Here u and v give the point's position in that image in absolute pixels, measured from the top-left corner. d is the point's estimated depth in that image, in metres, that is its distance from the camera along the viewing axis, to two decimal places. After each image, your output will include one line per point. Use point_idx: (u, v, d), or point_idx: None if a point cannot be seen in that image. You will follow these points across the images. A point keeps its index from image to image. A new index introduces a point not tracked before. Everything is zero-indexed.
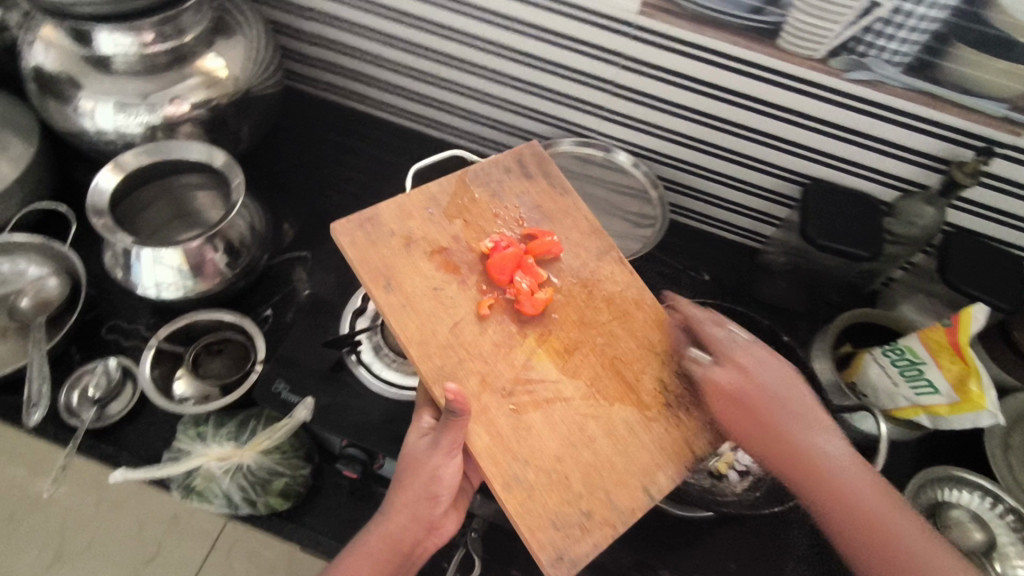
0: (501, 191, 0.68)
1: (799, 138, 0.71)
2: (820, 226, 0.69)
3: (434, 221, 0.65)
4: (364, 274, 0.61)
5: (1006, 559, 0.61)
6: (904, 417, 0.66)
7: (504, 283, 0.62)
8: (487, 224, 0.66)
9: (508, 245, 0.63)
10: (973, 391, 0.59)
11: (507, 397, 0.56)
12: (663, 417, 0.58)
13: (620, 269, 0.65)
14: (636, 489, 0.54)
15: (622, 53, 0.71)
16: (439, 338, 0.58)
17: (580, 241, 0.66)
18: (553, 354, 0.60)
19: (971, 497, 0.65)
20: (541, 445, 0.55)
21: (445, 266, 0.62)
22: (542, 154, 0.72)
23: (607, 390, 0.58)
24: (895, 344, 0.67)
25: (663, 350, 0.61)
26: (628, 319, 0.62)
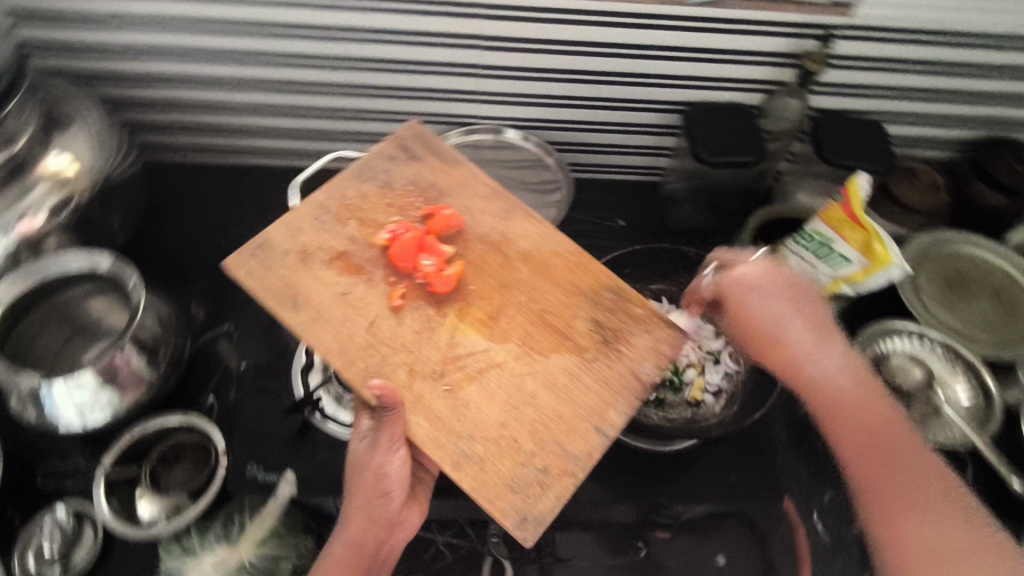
0: (392, 179, 0.68)
1: (666, 70, 0.75)
2: (708, 145, 0.73)
3: (327, 228, 0.64)
4: (268, 298, 0.59)
5: (947, 385, 0.69)
6: (830, 293, 0.73)
7: (411, 269, 0.62)
8: (384, 217, 0.65)
9: (406, 232, 0.63)
10: (880, 252, 0.65)
11: (439, 379, 0.57)
12: (601, 353, 0.61)
13: (534, 229, 0.66)
14: (585, 430, 0.57)
15: (482, 35, 0.71)
16: (357, 339, 0.58)
17: (483, 208, 0.67)
18: (477, 325, 0.60)
19: (904, 340, 0.73)
20: (483, 416, 0.56)
21: (348, 269, 0.62)
22: (423, 133, 0.72)
23: (539, 344, 0.60)
24: (802, 231, 0.72)
25: (588, 291, 0.64)
26: (544, 270, 0.64)
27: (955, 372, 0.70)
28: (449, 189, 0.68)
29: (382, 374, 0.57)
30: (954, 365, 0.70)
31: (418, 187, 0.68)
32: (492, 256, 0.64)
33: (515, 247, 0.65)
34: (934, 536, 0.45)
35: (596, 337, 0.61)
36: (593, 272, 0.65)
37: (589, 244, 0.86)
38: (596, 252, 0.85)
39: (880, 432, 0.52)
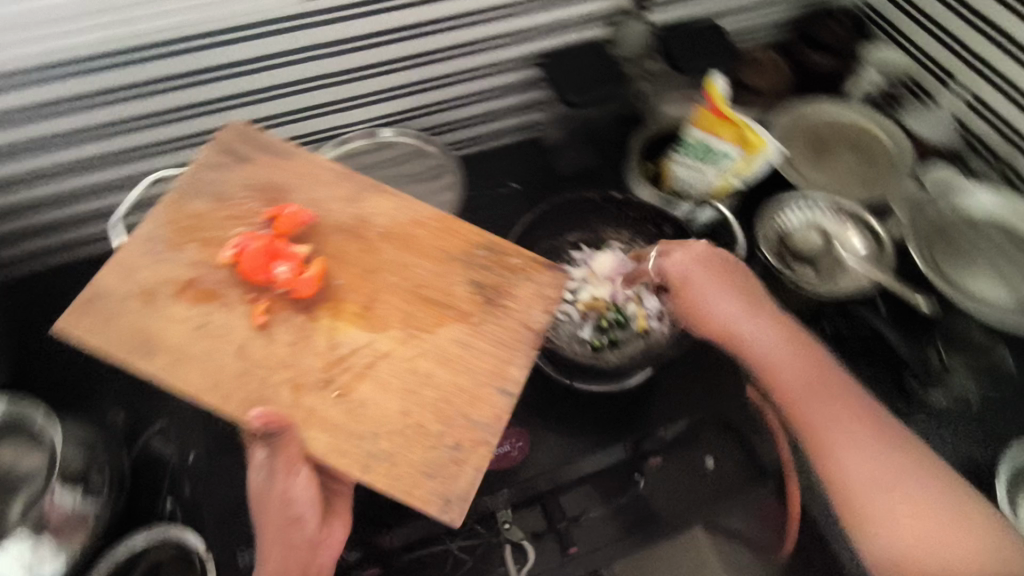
0: (227, 188, 0.62)
1: (505, 29, 0.78)
2: (572, 86, 0.76)
3: (163, 260, 0.57)
4: (120, 352, 0.53)
5: (842, 238, 0.76)
6: (722, 192, 0.77)
7: (266, 280, 0.57)
8: (226, 232, 0.59)
9: (253, 242, 0.57)
10: (751, 138, 0.70)
11: (328, 387, 0.54)
12: (486, 315, 0.59)
13: (415, 210, 0.64)
14: (487, 393, 0.55)
15: (324, 43, 0.70)
16: (229, 369, 0.53)
17: (320, 191, 0.63)
18: (355, 318, 0.57)
19: (794, 210, 0.78)
20: (380, 409, 0.53)
21: (198, 298, 0.56)
22: (246, 131, 0.65)
23: (421, 322, 0.58)
24: (682, 142, 0.75)
25: (458, 254, 0.62)
26: (408, 243, 0.61)
27: (845, 224, 0.77)
28: (288, 184, 0.63)
29: (268, 398, 0.52)
30: (841, 219, 0.77)
31: (253, 191, 0.62)
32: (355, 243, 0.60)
33: (371, 224, 0.62)
34: (881, 486, 0.53)
35: (478, 297, 0.60)
36: (459, 233, 0.63)
37: (494, 216, 0.85)
38: (503, 222, 0.85)
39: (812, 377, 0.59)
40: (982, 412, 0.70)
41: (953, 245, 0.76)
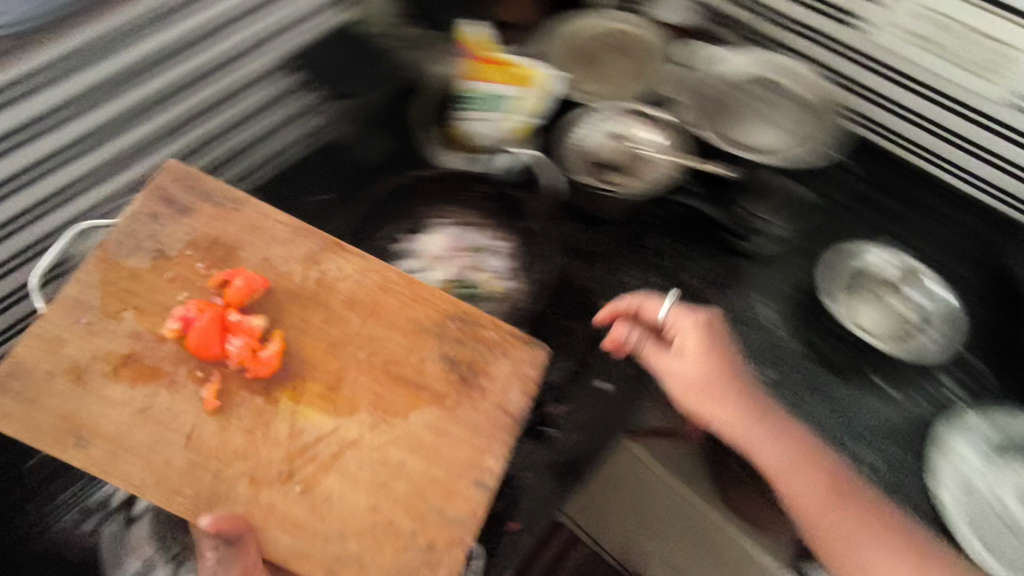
0: (164, 245, 0.58)
1: (257, 26, 0.71)
2: (330, 82, 0.79)
3: (96, 330, 0.54)
4: (43, 445, 0.50)
5: (638, 137, 0.79)
6: (522, 133, 0.77)
7: (221, 355, 0.55)
8: (165, 300, 0.56)
9: (196, 313, 0.55)
10: (523, 72, 0.76)
11: (289, 481, 0.52)
12: (461, 397, 0.58)
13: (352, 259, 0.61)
14: (464, 489, 0.55)
15: (48, 101, 0.58)
16: (176, 461, 0.51)
17: (269, 249, 0.60)
18: (320, 402, 0.55)
19: (590, 125, 0.79)
20: (347, 505, 0.53)
21: (139, 377, 0.53)
22: (186, 168, 0.61)
23: (392, 406, 0.56)
24: (464, 100, 0.77)
25: (433, 324, 0.60)
26: (376, 311, 0.60)
27: (637, 124, 0.80)
28: (216, 243, 0.59)
29: (221, 497, 0.51)
30: (632, 120, 0.80)
31: (171, 260, 0.57)
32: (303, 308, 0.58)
33: (330, 284, 0.60)
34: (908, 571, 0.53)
35: (453, 378, 0.59)
36: (434, 303, 0.61)
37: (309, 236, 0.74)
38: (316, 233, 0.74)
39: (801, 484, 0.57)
40: (801, 242, 0.78)
41: (726, 109, 0.83)
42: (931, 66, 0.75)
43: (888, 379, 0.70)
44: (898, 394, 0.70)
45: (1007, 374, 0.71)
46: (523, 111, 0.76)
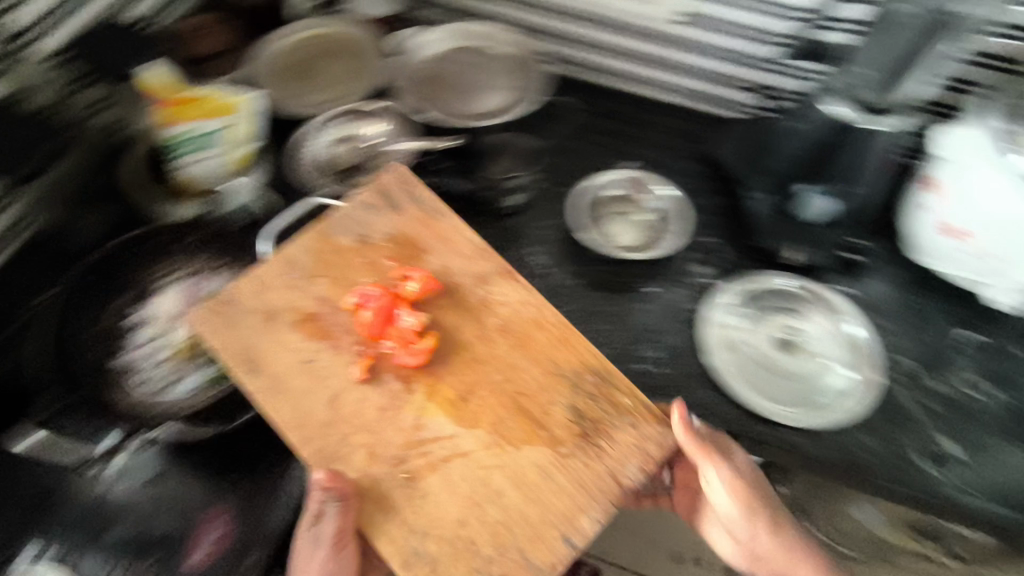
0: (333, 234, 0.66)
1: None
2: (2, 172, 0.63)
3: (297, 286, 0.63)
4: (225, 356, 0.60)
5: (362, 136, 0.79)
6: (246, 158, 0.75)
7: (382, 337, 0.62)
8: (321, 288, 0.64)
9: (374, 299, 0.62)
10: (223, 99, 0.71)
11: (399, 467, 0.57)
12: (579, 449, 0.59)
13: (509, 293, 0.65)
14: (553, 539, 0.56)
15: None
16: (318, 416, 0.59)
17: (408, 264, 0.65)
18: (446, 405, 0.60)
19: (314, 137, 0.79)
20: (441, 511, 0.56)
21: (311, 333, 0.62)
22: (404, 175, 0.69)
23: (510, 434, 0.59)
24: (172, 147, 0.71)
25: (574, 375, 0.62)
26: (525, 344, 0.63)
27: (361, 124, 0.80)
28: (336, 273, 0.64)
29: (339, 457, 0.57)
30: (352, 121, 0.80)
31: (302, 310, 0.63)
32: (440, 313, 0.63)
33: (491, 304, 0.64)
34: None
35: (577, 432, 0.60)
36: (579, 353, 0.63)
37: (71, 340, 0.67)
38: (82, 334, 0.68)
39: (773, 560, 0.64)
40: (541, 189, 0.83)
41: (444, 87, 0.86)
42: (596, 2, 0.83)
43: (650, 280, 0.78)
44: (660, 291, 0.78)
45: (739, 243, 0.82)
46: (240, 139, 0.73)
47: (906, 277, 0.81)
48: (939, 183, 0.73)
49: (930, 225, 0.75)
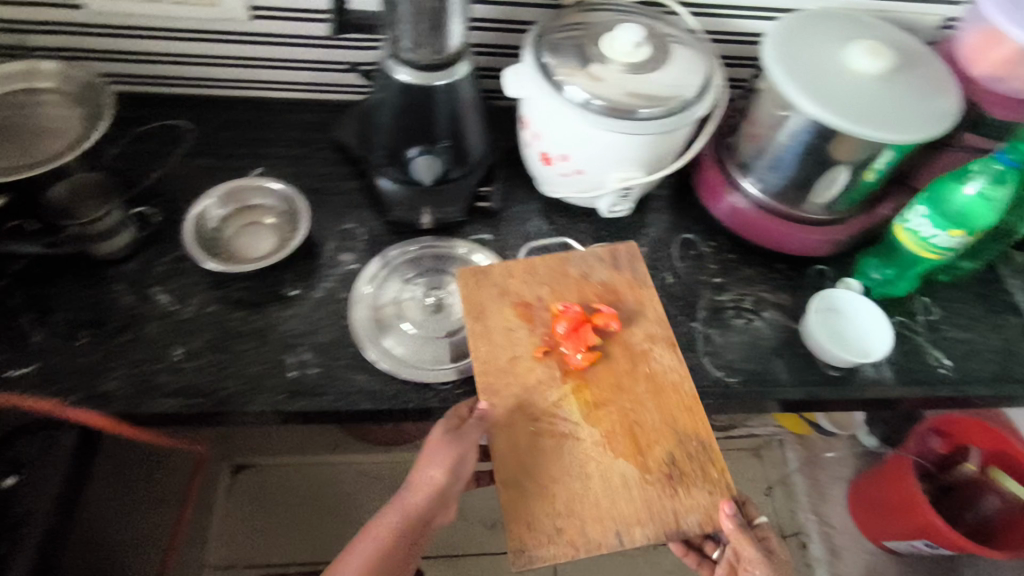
0: (605, 279, 0.77)
1: None
2: None
3: (523, 284, 0.75)
4: (466, 301, 0.74)
5: None
6: None
7: (565, 338, 0.71)
8: (611, 294, 0.76)
9: (569, 313, 0.72)
10: None
11: (534, 421, 0.67)
12: (661, 484, 0.65)
13: (641, 361, 0.71)
14: (610, 530, 0.62)
15: None
16: (499, 365, 0.70)
17: (615, 297, 0.76)
18: (586, 404, 0.68)
19: None
20: (544, 464, 0.65)
21: (523, 315, 0.73)
22: (633, 249, 0.79)
23: (617, 445, 0.67)
24: None
25: (682, 429, 0.68)
26: (657, 391, 0.70)
27: None
28: (558, 281, 0.76)
29: (498, 389, 0.69)
30: None
31: (529, 302, 0.75)
32: (644, 329, 0.74)
33: (652, 367, 0.71)
34: None
35: (666, 473, 0.66)
36: (694, 414, 0.69)
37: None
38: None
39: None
40: (142, 230, 0.78)
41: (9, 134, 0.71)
42: (173, 15, 0.78)
43: (298, 280, 0.76)
44: (303, 292, 0.75)
45: (380, 220, 0.83)
46: None
47: (537, 208, 0.87)
48: (528, 121, 0.79)
49: (537, 157, 0.80)
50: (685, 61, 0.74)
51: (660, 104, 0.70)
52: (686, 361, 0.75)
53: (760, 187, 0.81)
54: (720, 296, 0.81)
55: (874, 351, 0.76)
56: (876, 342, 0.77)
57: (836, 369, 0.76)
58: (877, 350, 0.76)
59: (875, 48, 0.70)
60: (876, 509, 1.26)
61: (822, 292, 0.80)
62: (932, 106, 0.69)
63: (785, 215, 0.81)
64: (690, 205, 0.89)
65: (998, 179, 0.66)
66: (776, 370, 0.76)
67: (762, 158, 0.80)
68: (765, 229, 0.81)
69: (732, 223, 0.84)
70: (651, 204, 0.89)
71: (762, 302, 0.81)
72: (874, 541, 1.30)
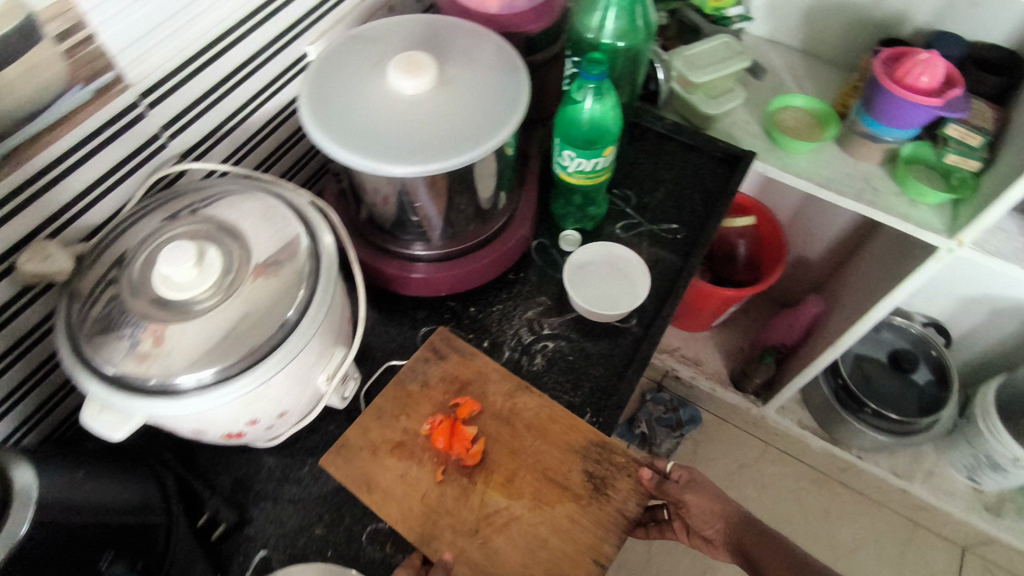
0: (430, 375, 0.68)
1: None
2: None
3: (379, 429, 0.65)
4: (347, 479, 0.62)
5: None
6: None
7: (449, 448, 0.64)
8: (445, 381, 0.68)
9: (439, 424, 0.65)
10: None
11: (473, 533, 0.60)
12: (594, 499, 0.62)
13: (513, 416, 0.66)
14: (586, 563, 0.59)
15: None
16: (416, 511, 0.61)
17: (449, 377, 0.68)
18: (500, 486, 0.62)
19: None
20: (504, 560, 0.59)
21: (401, 453, 0.64)
22: (444, 330, 0.72)
23: (544, 497, 0.62)
24: None
25: (578, 445, 0.65)
26: (543, 431, 0.65)
27: None
28: (403, 401, 0.67)
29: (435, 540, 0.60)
30: None
31: (401, 440, 0.65)
32: (496, 378, 0.68)
33: (521, 416, 0.66)
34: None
35: (590, 487, 0.62)
36: (577, 429, 0.65)
37: None
38: None
39: (764, 564, 0.62)
40: None
41: None
42: None
43: None
44: None
45: None
46: None
47: (273, 464, 0.66)
48: (174, 427, 0.54)
49: (222, 439, 0.59)
50: (260, 219, 0.57)
51: (301, 284, 0.54)
52: (538, 435, 0.65)
53: (436, 242, 0.73)
54: (502, 356, 0.73)
55: (637, 280, 0.78)
56: (632, 272, 0.78)
57: (629, 320, 0.76)
58: (641, 281, 0.77)
59: (410, 63, 0.62)
60: (687, 313, 1.39)
61: (566, 265, 0.78)
62: (503, 76, 0.65)
63: (478, 246, 0.74)
64: (397, 305, 0.76)
65: (599, 93, 0.68)
66: (602, 368, 0.72)
67: (418, 219, 0.70)
68: (471, 275, 0.74)
69: (440, 291, 0.75)
70: (366, 335, 0.74)
71: (535, 323, 0.75)
72: (699, 330, 1.46)
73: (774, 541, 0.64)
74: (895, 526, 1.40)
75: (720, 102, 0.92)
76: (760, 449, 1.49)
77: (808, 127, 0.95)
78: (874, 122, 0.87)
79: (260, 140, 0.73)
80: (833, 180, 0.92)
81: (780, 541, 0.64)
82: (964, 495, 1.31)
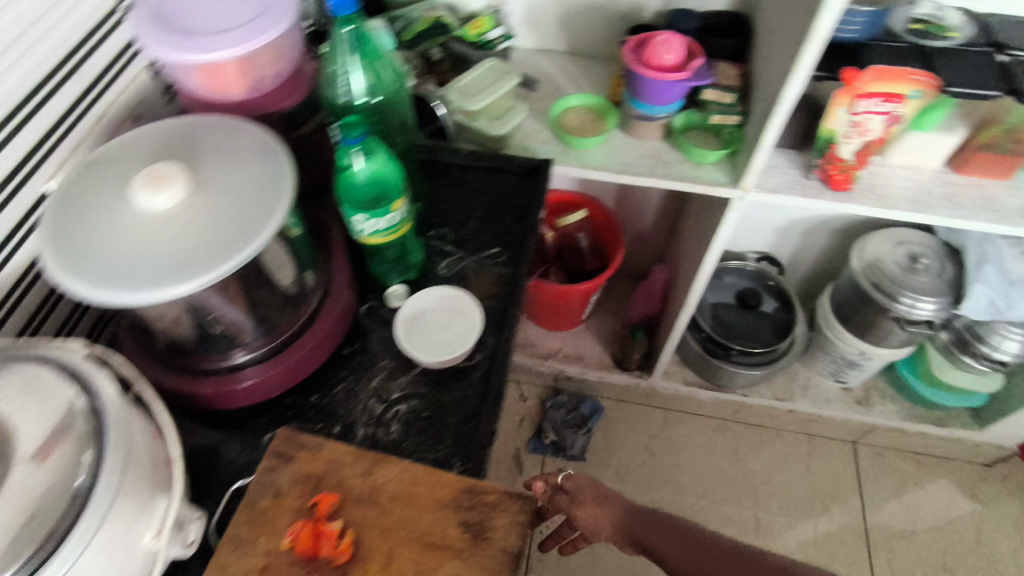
0: (281, 483, 0.64)
1: None
2: None
3: (237, 561, 0.60)
4: None
5: None
6: None
7: (316, 551, 0.60)
8: (298, 484, 0.64)
9: (299, 530, 0.61)
10: None
11: None
12: (476, 547, 0.60)
13: (377, 494, 0.63)
14: None
15: None
16: None
17: (300, 479, 0.64)
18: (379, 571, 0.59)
19: None
20: None
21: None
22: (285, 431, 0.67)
23: (426, 564, 0.59)
24: None
25: (448, 499, 0.63)
26: (411, 498, 0.63)
27: None
28: (258, 522, 0.62)
29: None
30: None
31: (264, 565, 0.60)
32: (348, 460, 0.66)
33: (385, 491, 0.64)
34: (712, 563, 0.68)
35: (468, 536, 0.61)
36: (443, 484, 0.64)
37: None
38: None
39: (655, 546, 0.72)
40: None
41: None
42: None
43: None
44: None
45: None
46: None
47: None
48: None
49: None
50: (21, 391, 0.51)
51: (88, 445, 0.49)
52: (408, 504, 0.63)
53: (254, 343, 0.69)
54: (356, 436, 0.70)
55: (469, 311, 0.78)
56: (463, 306, 0.79)
57: (474, 357, 0.76)
58: (472, 311, 0.78)
59: (153, 178, 0.58)
60: (555, 314, 1.43)
61: (397, 321, 0.77)
62: (262, 161, 0.63)
63: (299, 333, 0.71)
64: (233, 420, 0.71)
65: (368, 153, 0.68)
66: (459, 414, 0.72)
67: (222, 329, 0.66)
68: (301, 365, 0.71)
69: (273, 391, 0.71)
70: (203, 463, 0.69)
71: (382, 390, 0.73)
72: (571, 328, 1.51)
73: (665, 532, 0.73)
74: (792, 445, 1.51)
75: (504, 120, 0.95)
76: (661, 416, 1.55)
77: (591, 122, 1.00)
78: (642, 104, 0.93)
79: (16, 299, 0.66)
80: (627, 164, 0.97)
81: (670, 526, 0.74)
82: (837, 398, 1.43)
